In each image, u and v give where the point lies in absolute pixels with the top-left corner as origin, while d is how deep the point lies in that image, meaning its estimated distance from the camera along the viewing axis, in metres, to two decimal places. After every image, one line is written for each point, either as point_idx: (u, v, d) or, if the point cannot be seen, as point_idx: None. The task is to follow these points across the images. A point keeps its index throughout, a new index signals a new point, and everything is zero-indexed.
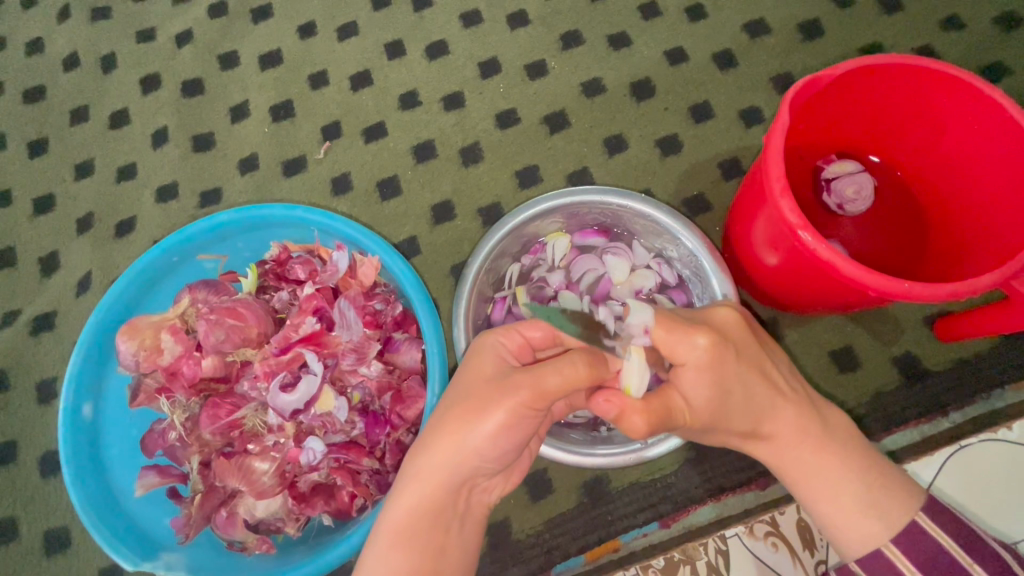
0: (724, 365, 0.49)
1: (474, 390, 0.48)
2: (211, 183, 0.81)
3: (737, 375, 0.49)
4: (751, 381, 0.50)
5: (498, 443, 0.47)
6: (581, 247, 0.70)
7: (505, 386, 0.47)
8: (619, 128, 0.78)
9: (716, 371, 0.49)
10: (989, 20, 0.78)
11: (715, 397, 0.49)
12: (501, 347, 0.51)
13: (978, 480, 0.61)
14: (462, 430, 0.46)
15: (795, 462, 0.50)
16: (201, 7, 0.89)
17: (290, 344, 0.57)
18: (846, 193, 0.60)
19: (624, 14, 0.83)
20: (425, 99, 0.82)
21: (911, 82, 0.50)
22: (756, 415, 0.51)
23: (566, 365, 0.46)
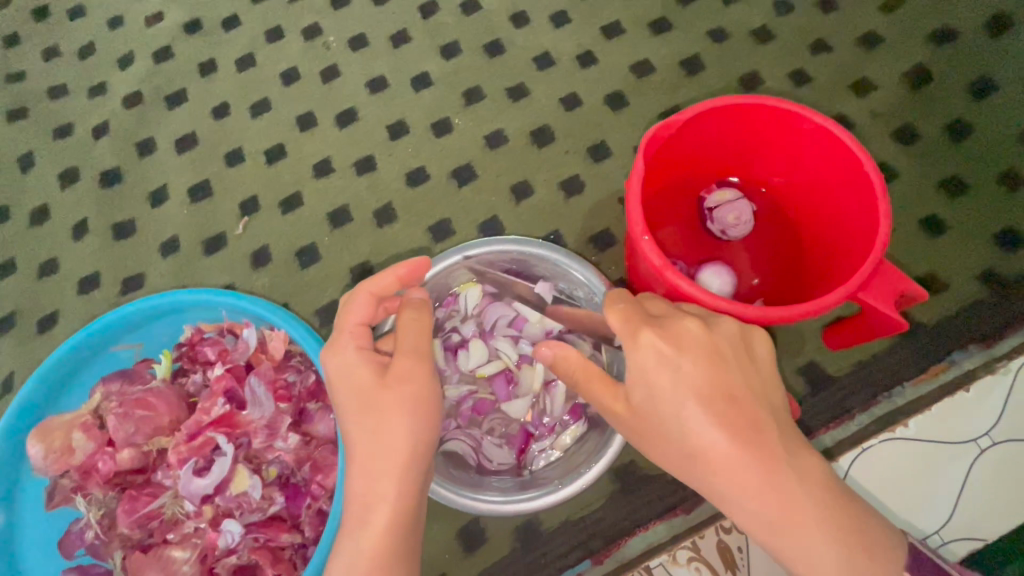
0: (669, 374, 0.46)
1: (367, 395, 0.50)
2: (134, 269, 0.82)
3: (681, 385, 0.46)
4: (704, 402, 0.45)
5: (425, 423, 0.50)
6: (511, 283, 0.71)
7: (394, 381, 0.50)
8: (524, 174, 0.82)
9: (658, 380, 0.47)
10: (853, 40, 0.84)
11: (653, 407, 0.47)
12: (359, 347, 0.52)
13: (882, 481, 0.64)
14: (376, 449, 0.48)
15: (745, 499, 0.45)
16: (117, 99, 0.92)
17: (201, 428, 0.58)
18: (728, 219, 0.63)
19: (520, 67, 0.88)
20: (338, 166, 0.85)
21: (759, 118, 0.54)
22: (708, 435, 0.45)
23: (416, 322, 0.54)
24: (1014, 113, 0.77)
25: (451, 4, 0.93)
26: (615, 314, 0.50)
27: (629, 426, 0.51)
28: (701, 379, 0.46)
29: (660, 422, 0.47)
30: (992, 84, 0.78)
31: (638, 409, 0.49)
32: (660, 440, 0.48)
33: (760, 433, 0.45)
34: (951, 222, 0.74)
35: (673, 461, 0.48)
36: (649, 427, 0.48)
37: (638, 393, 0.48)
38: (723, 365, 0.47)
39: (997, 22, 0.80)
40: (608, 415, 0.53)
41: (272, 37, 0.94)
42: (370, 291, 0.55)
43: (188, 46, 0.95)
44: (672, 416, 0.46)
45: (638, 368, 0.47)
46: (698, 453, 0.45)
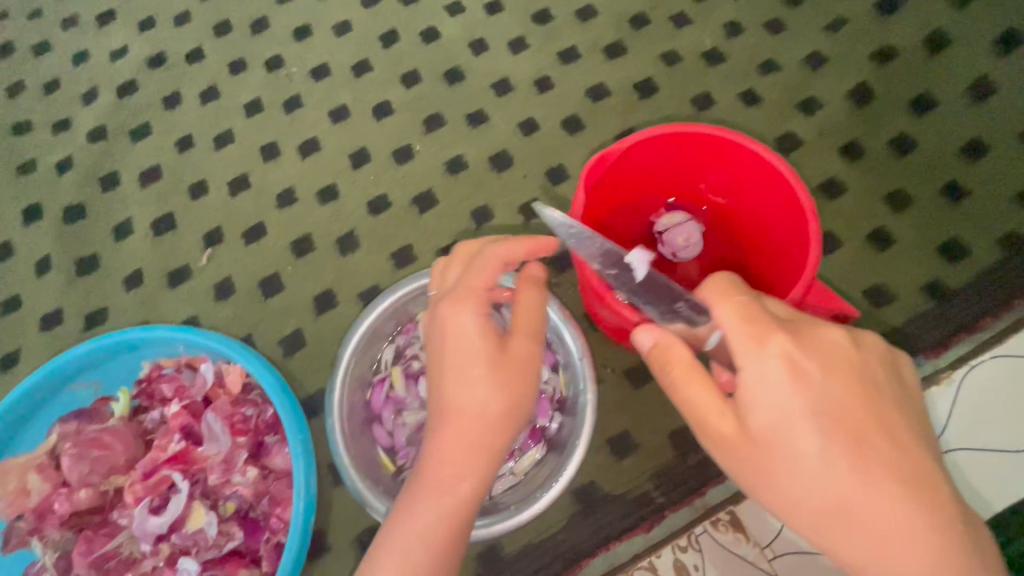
0: (805, 389, 0.41)
1: (480, 367, 0.50)
2: (98, 304, 0.83)
3: (810, 407, 0.41)
4: (835, 429, 0.40)
5: (521, 411, 0.51)
6: (603, 253, 0.53)
7: (508, 359, 0.51)
8: (484, 199, 0.83)
9: (786, 396, 0.41)
10: (799, 60, 0.87)
11: (780, 429, 0.41)
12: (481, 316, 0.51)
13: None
14: (473, 427, 0.49)
15: (891, 556, 0.37)
16: (81, 134, 0.93)
17: (157, 465, 0.59)
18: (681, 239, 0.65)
19: (479, 93, 0.90)
20: (301, 195, 0.86)
21: (695, 143, 0.56)
22: (837, 466, 0.39)
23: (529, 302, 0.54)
24: (955, 128, 0.79)
25: (411, 32, 0.95)
26: (731, 309, 0.44)
27: (736, 457, 0.44)
28: (841, 400, 0.41)
29: (786, 451, 0.41)
30: (932, 100, 0.81)
31: (757, 432, 0.42)
32: (781, 474, 0.41)
33: (904, 479, 0.39)
34: (898, 234, 0.76)
35: (797, 500, 0.41)
36: (768, 455, 0.42)
37: (760, 411, 0.42)
38: (861, 393, 0.42)
39: (936, 40, 0.83)
40: (701, 430, 0.46)
41: (235, 69, 0.96)
42: (496, 255, 0.54)
43: (152, 80, 0.96)
44: (806, 443, 0.40)
45: (754, 377, 0.42)
46: (837, 489, 0.39)
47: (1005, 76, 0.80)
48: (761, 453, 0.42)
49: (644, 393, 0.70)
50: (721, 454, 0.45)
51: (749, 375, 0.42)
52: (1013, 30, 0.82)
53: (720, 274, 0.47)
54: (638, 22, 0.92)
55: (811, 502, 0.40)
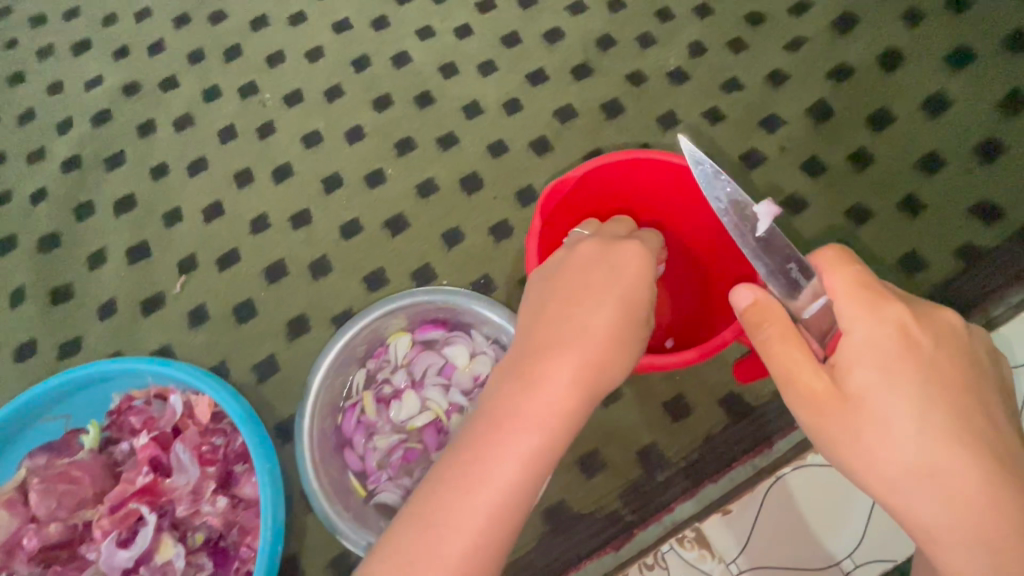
0: (912, 358, 0.43)
1: (605, 314, 0.46)
2: (71, 333, 0.83)
3: (917, 371, 0.43)
4: (938, 393, 0.43)
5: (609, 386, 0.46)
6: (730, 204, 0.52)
7: (635, 324, 0.47)
8: (455, 222, 0.85)
9: (890, 358, 0.43)
10: (761, 79, 0.89)
11: (880, 391, 0.43)
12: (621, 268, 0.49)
13: (818, 497, 0.65)
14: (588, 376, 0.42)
15: (958, 507, 0.40)
16: (55, 164, 0.94)
17: (125, 498, 0.59)
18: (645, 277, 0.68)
19: (449, 116, 0.92)
20: (274, 221, 0.87)
21: (649, 167, 0.60)
22: (932, 427, 0.42)
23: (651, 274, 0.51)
24: (911, 142, 0.82)
25: (382, 57, 0.97)
26: (851, 278, 0.45)
27: (822, 416, 0.45)
28: (946, 375, 0.43)
29: (879, 413, 0.43)
30: (889, 116, 0.83)
31: (853, 393, 0.44)
32: (871, 433, 0.43)
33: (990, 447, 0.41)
34: (858, 248, 0.78)
35: (882, 458, 0.43)
36: (856, 412, 0.44)
37: (861, 374, 0.44)
38: (966, 371, 0.44)
39: (890, 58, 0.86)
40: (789, 388, 0.47)
41: (209, 96, 0.97)
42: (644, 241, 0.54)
43: (127, 109, 0.97)
44: (902, 408, 0.42)
45: (865, 339, 0.44)
46: (927, 451, 0.42)
47: (957, 90, 0.83)
48: (852, 408, 0.44)
49: (612, 410, 0.71)
50: (802, 411, 0.47)
51: (860, 336, 0.44)
52: (964, 46, 0.85)
53: (831, 246, 0.48)
54: (604, 44, 0.94)
55: (892, 453, 0.43)
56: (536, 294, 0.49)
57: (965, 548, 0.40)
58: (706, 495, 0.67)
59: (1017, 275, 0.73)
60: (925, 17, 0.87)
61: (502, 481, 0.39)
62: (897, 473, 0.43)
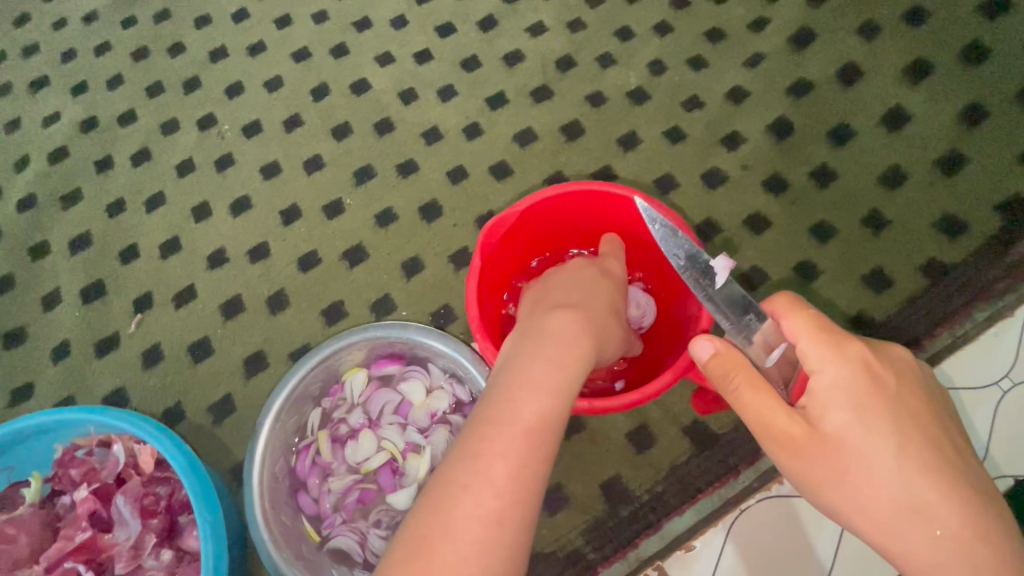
0: (882, 395, 0.42)
1: (602, 291, 0.56)
2: (24, 378, 0.81)
3: (887, 409, 0.41)
4: (911, 431, 0.41)
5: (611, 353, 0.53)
6: (687, 256, 0.55)
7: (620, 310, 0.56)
8: (414, 251, 0.83)
9: (860, 396, 0.42)
10: (721, 96, 0.88)
11: (857, 431, 0.41)
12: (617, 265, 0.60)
13: (806, 516, 0.64)
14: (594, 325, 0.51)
15: (948, 555, 0.38)
16: (11, 204, 0.93)
17: (63, 556, 0.57)
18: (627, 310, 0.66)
19: (408, 143, 0.91)
20: (232, 255, 0.86)
21: (587, 198, 0.60)
22: (910, 470, 0.40)
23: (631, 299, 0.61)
24: (872, 157, 0.81)
25: (342, 85, 0.97)
26: (808, 318, 0.45)
27: (803, 462, 0.43)
28: (916, 412, 0.42)
29: (861, 456, 0.41)
30: (849, 130, 0.82)
31: (832, 433, 0.42)
32: (858, 475, 0.41)
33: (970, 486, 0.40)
34: (823, 266, 0.77)
35: (873, 501, 0.41)
36: (834, 457, 0.42)
37: (837, 414, 0.42)
38: (932, 408, 0.43)
39: (848, 71, 0.85)
40: (765, 434, 0.45)
41: (167, 130, 0.96)
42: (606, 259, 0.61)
43: (84, 146, 0.96)
44: (881, 448, 0.41)
45: (831, 380, 0.43)
46: (916, 491, 0.39)
47: (916, 104, 0.82)
48: (829, 454, 0.42)
49: (574, 443, 0.69)
50: (782, 457, 0.45)
51: (825, 374, 0.43)
52: (921, 58, 0.84)
53: (783, 293, 0.48)
54: (563, 66, 0.94)
55: (876, 500, 0.40)
56: (551, 281, 0.58)
57: None
58: (671, 529, 0.65)
59: (982, 291, 0.72)
60: (881, 30, 0.87)
61: (540, 384, 0.44)
62: (884, 521, 0.40)
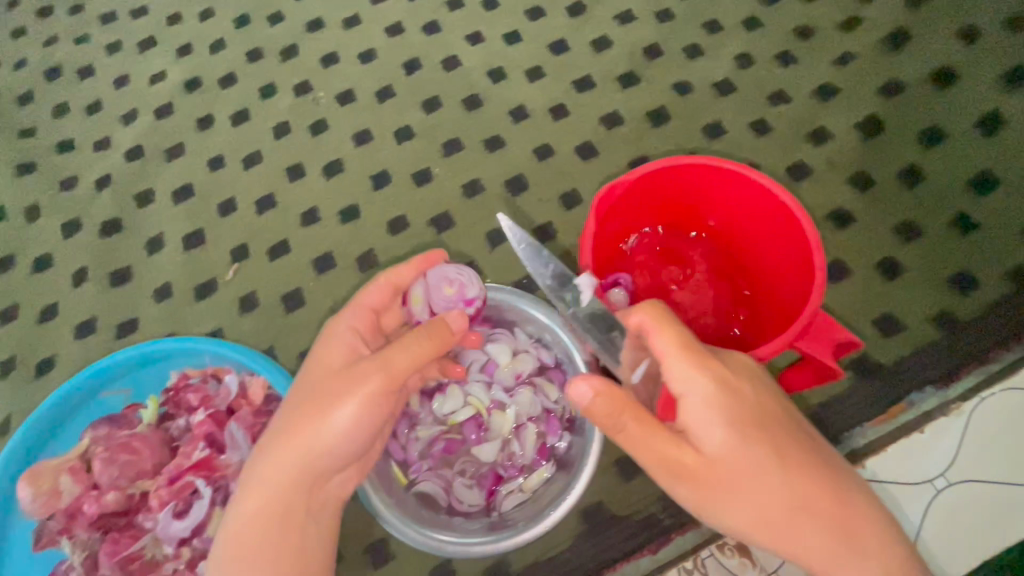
0: (747, 404, 0.49)
1: (328, 364, 0.57)
2: (128, 313, 0.86)
3: (752, 419, 0.49)
4: (776, 436, 0.49)
5: (352, 433, 0.54)
6: (555, 276, 0.60)
7: (352, 374, 0.55)
8: (500, 222, 0.86)
9: (729, 411, 0.49)
10: (809, 92, 0.89)
11: (734, 444, 0.48)
12: (354, 333, 0.59)
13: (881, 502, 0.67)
14: (314, 416, 0.54)
15: (820, 534, 0.49)
16: (119, 153, 0.99)
17: (181, 471, 0.61)
18: (444, 294, 0.61)
19: (496, 119, 0.94)
20: (324, 215, 0.90)
21: (698, 175, 0.58)
22: (781, 472, 0.48)
23: (408, 342, 0.54)
24: (964, 160, 0.81)
25: (433, 61, 1.00)
26: (674, 336, 0.49)
27: (701, 486, 0.49)
28: (774, 417, 0.50)
29: (747, 470, 0.48)
30: (942, 133, 0.83)
31: (717, 457, 0.48)
32: (744, 482, 0.48)
33: (823, 471, 0.50)
34: (907, 263, 0.78)
35: (765, 504, 0.48)
36: (727, 477, 0.48)
37: (720, 436, 0.48)
38: (781, 407, 0.51)
39: (945, 74, 0.86)
40: (663, 468, 0.49)
41: (266, 93, 1.01)
42: (388, 277, 0.62)
43: (188, 103, 1.02)
44: (759, 457, 0.48)
45: (704, 402, 0.48)
46: (788, 488, 0.48)
47: (1012, 111, 0.83)
48: (720, 476, 0.48)
49: None
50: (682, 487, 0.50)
51: (695, 397, 0.49)
52: (1019, 68, 0.85)
53: (651, 305, 0.51)
54: (651, 54, 0.96)
55: (763, 507, 0.48)
56: (326, 332, 0.60)
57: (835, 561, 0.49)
58: None
59: None
60: (979, 37, 0.87)
61: (263, 489, 0.54)
62: (773, 521, 0.48)
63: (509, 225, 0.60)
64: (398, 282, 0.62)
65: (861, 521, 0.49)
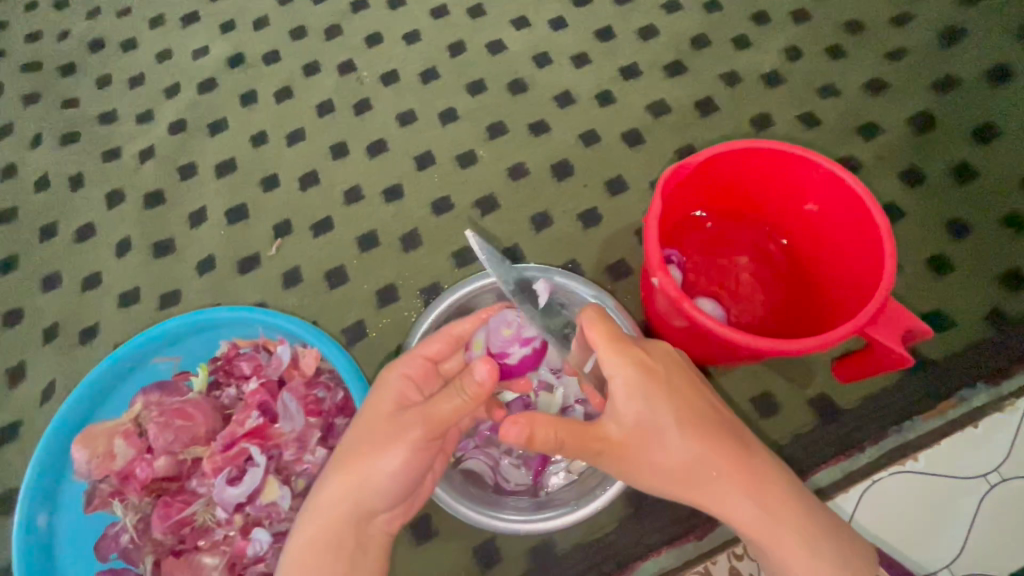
0: (653, 378, 0.56)
1: (380, 409, 0.56)
2: (171, 285, 0.87)
3: (660, 392, 0.56)
4: (681, 406, 0.56)
5: (403, 474, 0.53)
6: (517, 283, 0.68)
7: (401, 421, 0.54)
8: (544, 206, 0.86)
9: (640, 385, 0.55)
10: (859, 86, 0.89)
11: (643, 413, 0.55)
12: (407, 378, 0.58)
13: (932, 493, 0.67)
14: (367, 457, 0.53)
15: (730, 488, 0.54)
16: (162, 126, 0.99)
17: (236, 438, 0.61)
18: (502, 336, 0.70)
19: (541, 104, 0.94)
20: (367, 193, 0.90)
21: (766, 160, 0.58)
22: (687, 435, 0.55)
23: (453, 394, 0.54)
24: (1018, 158, 0.81)
25: (478, 44, 1.00)
26: (600, 327, 0.58)
27: (621, 456, 0.56)
28: (681, 390, 0.57)
29: (657, 434, 0.55)
30: (996, 130, 0.83)
31: (629, 425, 0.55)
32: (655, 447, 0.55)
33: (727, 434, 0.56)
34: (959, 258, 0.77)
35: (673, 464, 0.54)
36: (639, 442, 0.55)
37: (632, 407, 0.55)
38: (690, 384, 0.58)
39: (998, 73, 0.86)
40: (589, 444, 0.56)
41: (309, 71, 1.01)
42: (449, 331, 0.61)
43: (231, 79, 1.02)
44: (666, 424, 0.55)
45: (620, 378, 0.56)
46: (695, 450, 0.54)
47: None
48: (633, 442, 0.55)
49: None
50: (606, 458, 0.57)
51: (621, 379, 0.56)
52: None
53: (590, 308, 0.60)
54: (698, 44, 0.95)
55: (673, 467, 0.55)
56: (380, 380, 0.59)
57: (746, 511, 0.54)
58: None
59: None
60: None
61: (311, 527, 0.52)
62: (683, 480, 0.55)
63: (476, 238, 0.68)
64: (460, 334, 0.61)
65: (767, 478, 0.55)
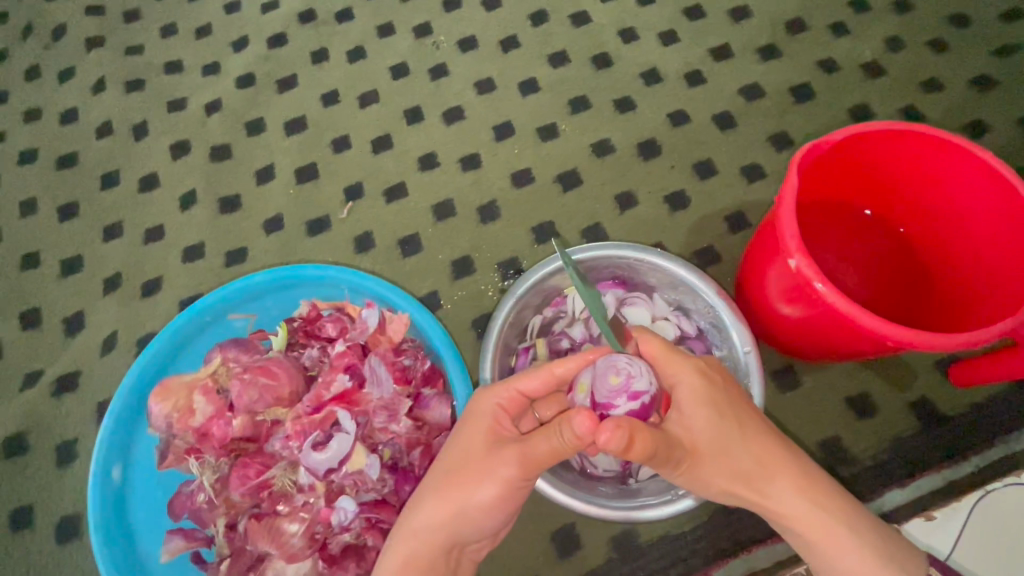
0: (720, 385, 0.54)
1: (473, 442, 0.53)
2: (236, 243, 0.84)
3: (728, 400, 0.54)
4: (745, 413, 0.54)
5: (495, 512, 0.51)
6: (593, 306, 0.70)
7: (494, 458, 0.51)
8: (629, 186, 0.83)
9: (707, 390, 0.54)
10: (966, 81, 0.85)
11: (714, 418, 0.53)
12: (500, 408, 0.55)
13: None
14: (461, 489, 0.51)
15: (794, 495, 0.52)
16: (230, 79, 0.95)
17: (323, 402, 0.59)
18: (608, 385, 0.53)
19: (626, 81, 0.90)
20: (443, 160, 0.87)
21: (904, 148, 0.55)
22: (754, 439, 0.53)
23: (552, 434, 0.49)
24: None
25: (561, 15, 0.96)
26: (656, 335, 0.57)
27: (693, 464, 0.52)
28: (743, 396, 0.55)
29: (725, 438, 0.52)
30: None
31: (699, 430, 0.52)
32: (723, 453, 0.52)
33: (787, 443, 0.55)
34: None
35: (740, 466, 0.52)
36: (708, 447, 0.52)
37: (701, 412, 0.53)
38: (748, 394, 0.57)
39: None
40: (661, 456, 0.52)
41: (383, 32, 0.97)
42: (551, 365, 0.56)
43: (302, 35, 0.98)
44: (732, 427, 0.53)
45: (688, 388, 0.54)
46: (760, 455, 0.53)
47: None
48: (703, 449, 0.52)
49: (793, 397, 0.68)
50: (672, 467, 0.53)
51: (685, 385, 0.54)
52: None
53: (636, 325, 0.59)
54: (794, 27, 0.91)
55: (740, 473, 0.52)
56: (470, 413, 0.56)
57: (814, 518, 0.51)
58: (896, 497, 0.64)
59: None
60: None
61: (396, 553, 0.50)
62: (749, 487, 0.52)
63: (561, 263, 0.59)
64: (558, 370, 0.56)
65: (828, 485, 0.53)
